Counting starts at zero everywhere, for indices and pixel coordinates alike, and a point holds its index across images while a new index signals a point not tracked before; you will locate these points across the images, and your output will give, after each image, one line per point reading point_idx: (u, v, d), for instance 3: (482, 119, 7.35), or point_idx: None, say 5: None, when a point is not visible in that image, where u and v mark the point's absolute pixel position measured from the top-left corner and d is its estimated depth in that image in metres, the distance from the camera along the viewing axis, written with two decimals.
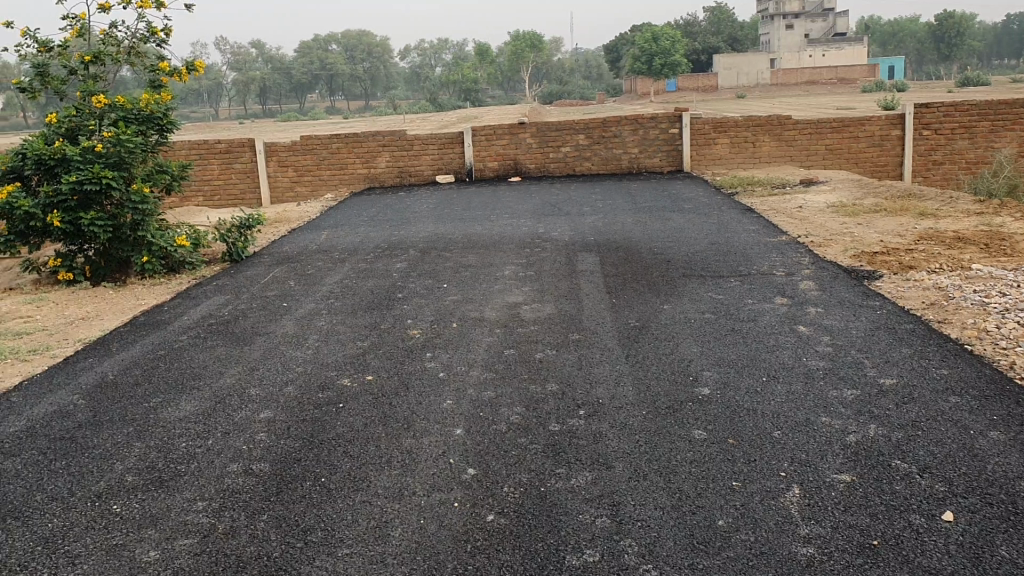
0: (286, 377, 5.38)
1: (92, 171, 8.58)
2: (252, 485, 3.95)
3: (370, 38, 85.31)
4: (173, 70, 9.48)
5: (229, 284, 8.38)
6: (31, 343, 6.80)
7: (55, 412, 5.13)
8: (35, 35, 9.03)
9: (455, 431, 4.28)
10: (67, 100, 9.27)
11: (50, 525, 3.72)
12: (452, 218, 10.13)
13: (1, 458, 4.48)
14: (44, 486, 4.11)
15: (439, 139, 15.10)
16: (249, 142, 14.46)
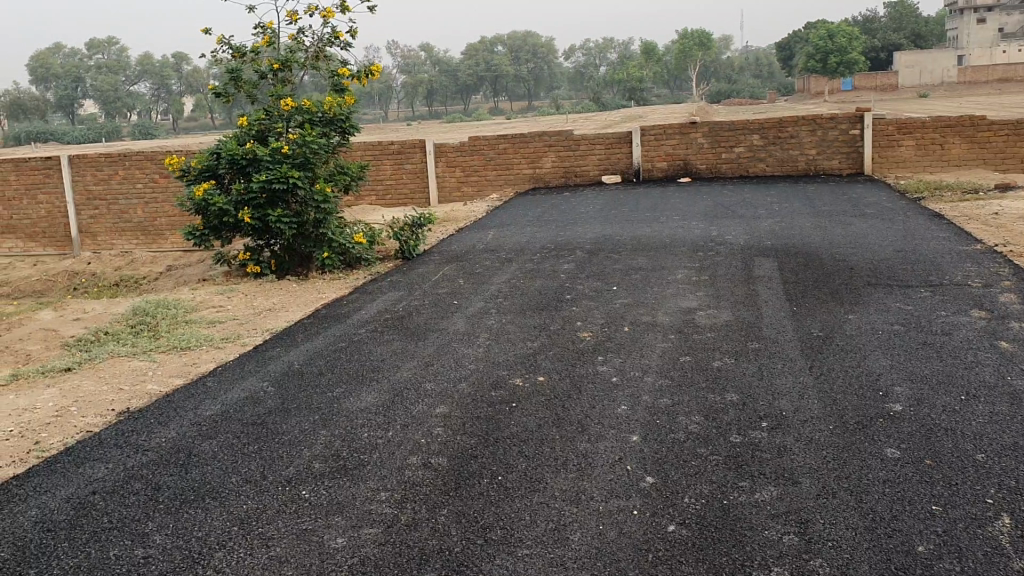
0: (460, 374, 5.47)
1: (281, 171, 9.07)
2: (431, 479, 4.03)
3: (536, 40, 86.17)
4: (355, 74, 9.84)
5: (402, 281, 8.62)
6: (224, 332, 7.23)
7: (247, 398, 5.43)
8: (230, 42, 9.58)
9: (632, 437, 4.23)
10: (257, 103, 9.80)
11: (246, 506, 3.92)
12: (621, 219, 10.05)
13: (201, 440, 4.77)
14: (239, 468, 4.35)
15: (606, 140, 15.05)
16: (420, 143, 14.80)
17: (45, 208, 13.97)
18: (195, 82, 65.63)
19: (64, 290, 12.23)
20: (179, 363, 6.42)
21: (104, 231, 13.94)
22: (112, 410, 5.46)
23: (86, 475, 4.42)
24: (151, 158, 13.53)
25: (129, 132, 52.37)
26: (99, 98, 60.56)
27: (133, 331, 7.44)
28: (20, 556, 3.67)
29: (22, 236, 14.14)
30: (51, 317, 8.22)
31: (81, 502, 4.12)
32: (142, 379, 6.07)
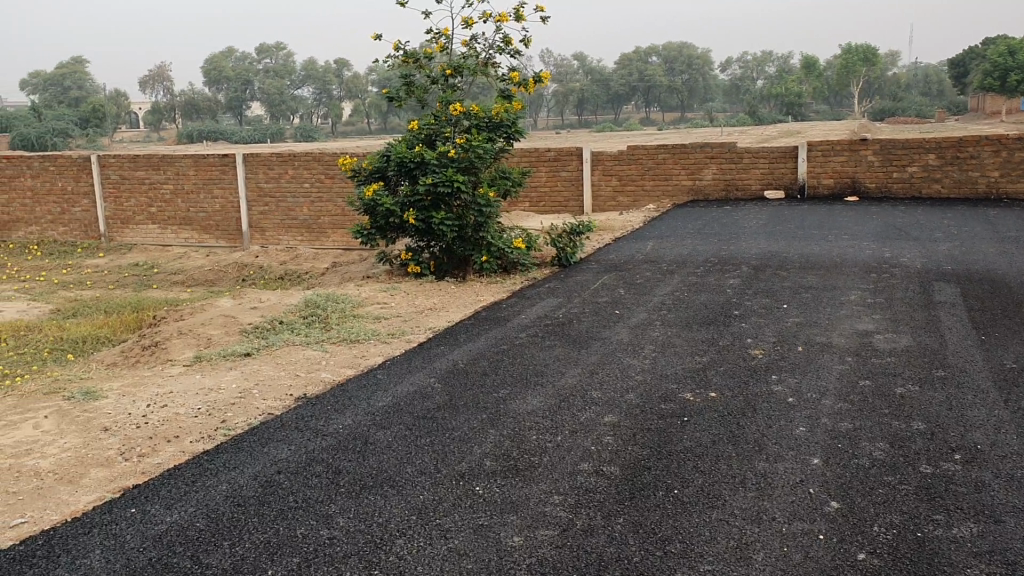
0: (627, 384, 5.42)
1: (447, 175, 9.30)
2: (605, 487, 4.00)
3: (691, 50, 85.00)
4: (523, 81, 9.93)
5: (561, 288, 8.65)
6: (390, 328, 7.45)
7: (417, 392, 5.56)
8: (405, 48, 9.87)
9: (812, 460, 4.08)
10: (427, 108, 10.07)
11: (422, 497, 4.01)
12: (786, 236, 9.77)
13: (375, 429, 4.91)
14: (414, 460, 4.45)
15: (770, 153, 14.69)
16: (577, 150, 14.82)
17: (219, 203, 14.76)
18: (355, 87, 68.08)
19: (233, 280, 12.90)
20: (349, 354, 6.65)
21: (272, 227, 14.60)
22: (290, 395, 5.71)
23: (270, 455, 4.63)
24: (319, 159, 14.04)
25: (292, 134, 54.84)
26: (266, 100, 63.70)
27: (305, 322, 7.78)
28: (214, 527, 3.88)
29: (197, 228, 14.99)
30: (229, 305, 8.69)
31: (267, 480, 4.32)
32: (316, 368, 6.33)
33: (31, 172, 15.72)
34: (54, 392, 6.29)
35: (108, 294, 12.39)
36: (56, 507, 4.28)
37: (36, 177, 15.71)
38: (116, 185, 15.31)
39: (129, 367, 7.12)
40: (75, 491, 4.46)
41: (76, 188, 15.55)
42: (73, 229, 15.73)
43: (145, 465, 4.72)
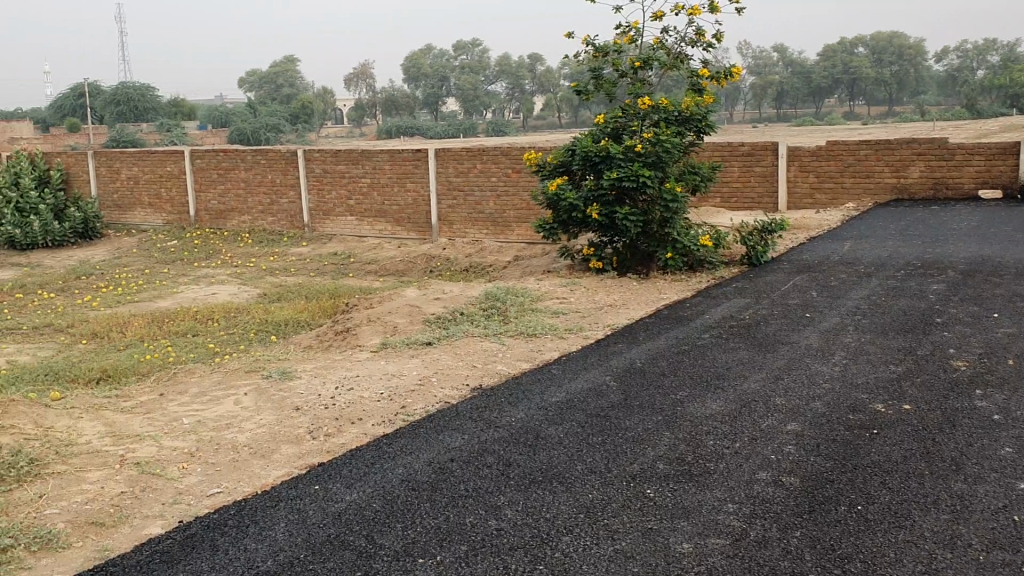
0: (814, 392, 5.16)
1: (632, 169, 9.22)
2: (783, 498, 3.82)
3: (902, 39, 79.80)
4: (715, 75, 9.68)
5: (748, 288, 8.36)
6: (569, 323, 7.46)
7: (591, 389, 5.53)
8: (596, 42, 9.88)
9: (1019, 485, 3.72)
10: (615, 102, 10.02)
11: (591, 496, 3.98)
12: (1002, 239, 9.00)
13: (547, 424, 4.94)
14: (584, 457, 4.43)
15: (987, 150, 13.59)
16: (771, 145, 14.25)
17: (412, 196, 15.30)
18: (547, 82, 68.61)
19: (422, 271, 13.34)
20: (527, 348, 6.71)
21: (460, 220, 14.95)
22: (467, 384, 5.84)
23: (445, 442, 4.75)
24: (507, 153, 14.25)
25: (486, 128, 55.98)
26: (462, 96, 65.35)
27: (486, 314, 7.92)
28: (389, 509, 4.04)
29: (391, 220, 15.61)
30: (415, 295, 8.99)
31: (440, 467, 4.44)
32: (493, 359, 6.43)
33: (245, 166, 16.91)
34: (254, 371, 6.73)
35: (308, 281, 13.15)
36: (249, 479, 4.61)
37: (249, 170, 16.88)
38: (319, 177, 16.20)
39: (321, 350, 7.51)
40: (266, 466, 4.77)
41: (284, 181, 16.59)
42: (280, 219, 16.77)
43: (330, 444, 4.96)
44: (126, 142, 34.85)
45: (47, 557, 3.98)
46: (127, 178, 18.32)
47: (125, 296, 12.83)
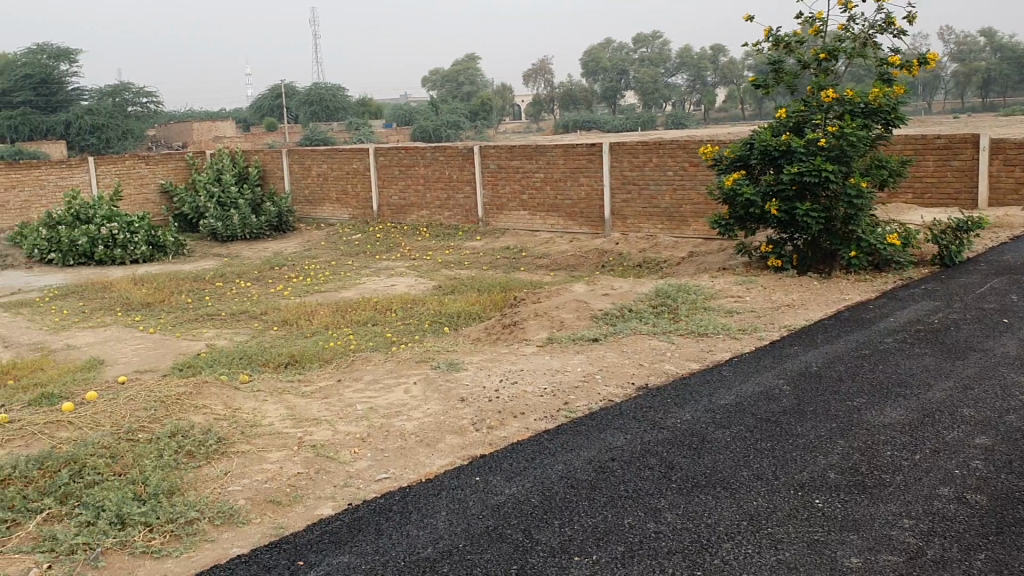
0: (1009, 405, 4.76)
1: (814, 164, 8.83)
2: (967, 516, 3.55)
3: None
4: (907, 63, 9.12)
5: (940, 290, 7.82)
6: (742, 323, 7.23)
7: (762, 392, 5.34)
8: (777, 32, 9.53)
9: None
10: (797, 94, 9.63)
11: (756, 503, 3.86)
12: None
13: (713, 427, 4.81)
14: (750, 463, 4.29)
15: None
16: (972, 138, 13.09)
17: (585, 190, 15.31)
18: (730, 73, 66.75)
19: (595, 266, 13.30)
20: (697, 348, 6.57)
21: (633, 215, 14.80)
22: (632, 382, 5.82)
23: (606, 442, 4.74)
24: (684, 147, 14.02)
25: (664, 121, 55.15)
26: (641, 89, 64.68)
27: (655, 312, 7.82)
28: (548, 505, 4.06)
29: (564, 215, 15.67)
30: (584, 290, 8.98)
31: (601, 466, 4.43)
32: (661, 358, 6.34)
33: (424, 162, 17.46)
34: (424, 361, 6.92)
35: (481, 274, 13.41)
36: (414, 467, 4.75)
37: (428, 166, 17.42)
38: (495, 173, 16.50)
39: (490, 343, 7.62)
40: (432, 454, 4.90)
41: (460, 176, 17.00)
42: (456, 214, 17.19)
43: (493, 437, 5.05)
44: (318, 139, 36.72)
45: (230, 531, 4.27)
46: (317, 174, 19.31)
47: (311, 286, 13.53)
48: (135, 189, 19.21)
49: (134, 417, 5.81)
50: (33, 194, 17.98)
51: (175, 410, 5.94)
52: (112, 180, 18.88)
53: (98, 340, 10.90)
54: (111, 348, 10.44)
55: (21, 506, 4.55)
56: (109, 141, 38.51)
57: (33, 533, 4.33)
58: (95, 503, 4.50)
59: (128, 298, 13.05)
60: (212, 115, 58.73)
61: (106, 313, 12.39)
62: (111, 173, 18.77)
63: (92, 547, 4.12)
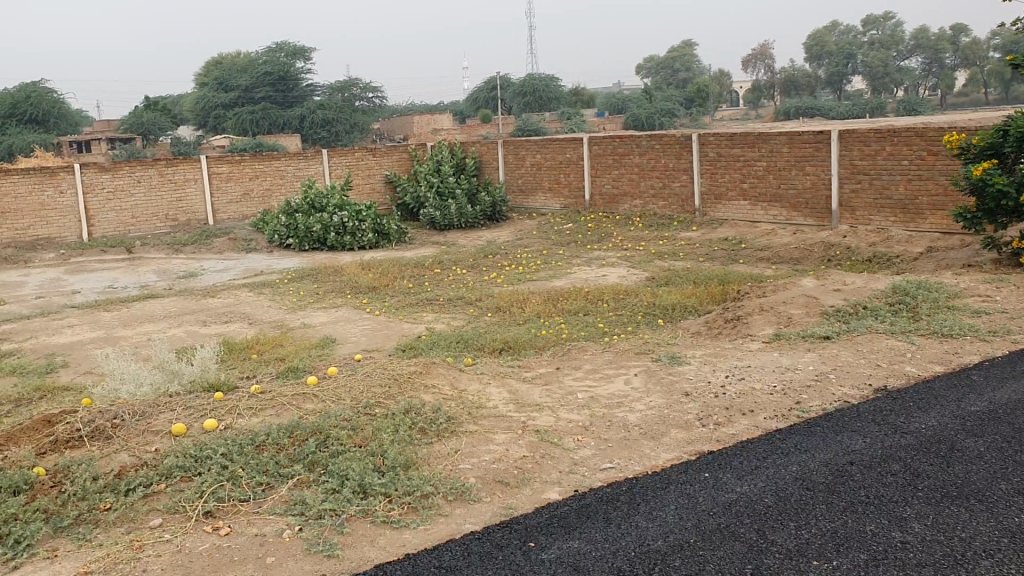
0: None
1: None
2: None
3: None
4: None
5: None
6: (993, 324, 6.67)
7: (1019, 400, 4.92)
8: None
9: None
10: None
11: (1018, 520, 3.59)
12: None
13: (964, 435, 4.49)
14: (1010, 476, 3.98)
15: None
16: None
17: (810, 180, 14.67)
18: None
19: (819, 259, 12.72)
20: (941, 350, 6.14)
21: (863, 207, 14.01)
22: (869, 384, 5.56)
23: (844, 445, 4.55)
24: (922, 134, 13.08)
25: (894, 107, 51.44)
26: (870, 74, 60.76)
27: (892, 310, 7.37)
28: (781, 506, 3.94)
29: (787, 205, 15.10)
30: (812, 285, 8.60)
31: (839, 469, 4.25)
32: (901, 359, 5.99)
33: (640, 151, 17.37)
34: (644, 353, 6.89)
35: (697, 266, 13.16)
36: (640, 458, 4.76)
37: (644, 155, 17.31)
38: (713, 161, 16.16)
39: (712, 337, 7.48)
40: (657, 447, 4.89)
41: (677, 165, 16.78)
42: (672, 204, 16.96)
43: (720, 435, 4.99)
44: (529, 130, 37.28)
45: (462, 508, 4.44)
46: (532, 164, 19.63)
47: (525, 274, 13.80)
48: (362, 180, 20.33)
49: (372, 393, 6.16)
50: (274, 183, 19.43)
51: (408, 388, 6.24)
52: (343, 170, 20.06)
53: (331, 320, 11.63)
54: (342, 328, 11.11)
55: (274, 471, 4.93)
56: (338, 133, 41.06)
57: (285, 497, 4.68)
58: (339, 472, 4.81)
59: (357, 282, 13.84)
60: (431, 107, 61.13)
61: (337, 295, 13.21)
62: (342, 164, 19.97)
63: (338, 513, 4.40)
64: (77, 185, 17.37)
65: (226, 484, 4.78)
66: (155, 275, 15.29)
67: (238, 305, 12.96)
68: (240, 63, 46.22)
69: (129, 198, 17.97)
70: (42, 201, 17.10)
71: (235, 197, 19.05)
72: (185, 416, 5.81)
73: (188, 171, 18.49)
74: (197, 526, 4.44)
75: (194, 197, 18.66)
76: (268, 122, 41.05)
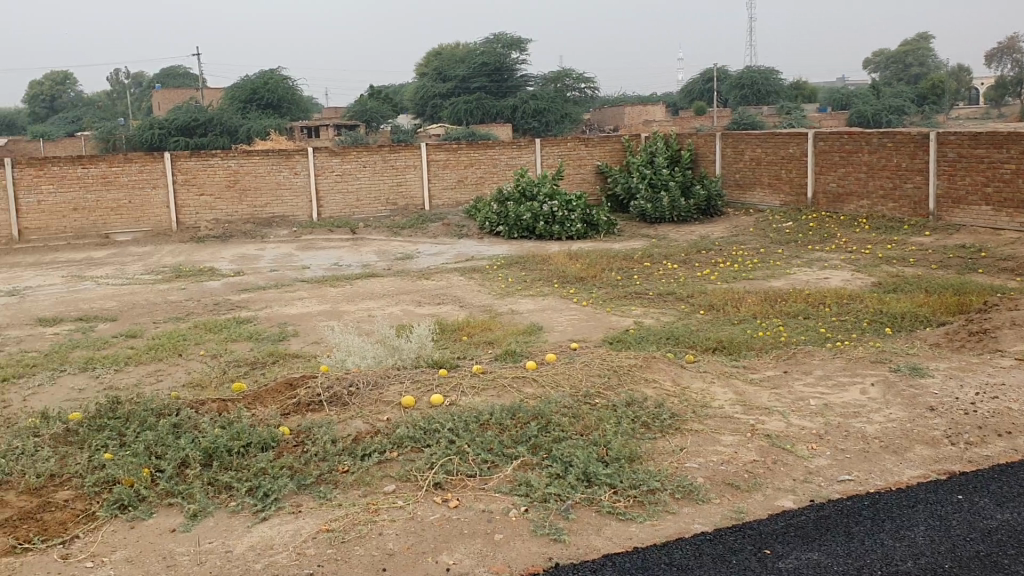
0: None
1: None
2: None
3: None
4: None
5: None
6: None
7: None
8: None
9: None
10: None
11: None
12: None
13: None
14: None
15: None
16: None
17: None
18: None
19: None
20: None
21: None
22: None
23: None
24: None
25: None
26: None
27: None
28: None
29: None
30: None
31: None
32: None
33: (870, 149, 16.43)
34: (879, 362, 6.48)
35: (929, 274, 12.28)
36: (882, 473, 4.50)
37: (874, 153, 16.36)
38: (953, 162, 15.03)
39: (955, 350, 6.94)
40: (900, 463, 4.61)
41: (911, 165, 15.73)
42: (903, 206, 15.92)
43: (972, 455, 4.65)
44: (746, 123, 36.17)
45: (690, 507, 4.35)
46: (751, 159, 19.04)
47: (740, 273, 13.38)
48: (574, 170, 20.42)
49: (592, 382, 6.16)
50: (489, 171, 19.87)
51: (628, 381, 6.19)
52: (555, 160, 20.24)
53: (539, 308, 11.74)
54: (550, 316, 11.18)
55: (499, 450, 5.01)
56: (549, 124, 41.41)
57: (510, 477, 4.74)
58: (563, 458, 4.81)
59: (566, 272, 13.91)
60: (643, 101, 60.46)
61: (545, 285, 13.34)
62: (555, 153, 20.13)
63: (563, 498, 4.41)
64: (309, 167, 18.50)
65: (454, 458, 4.90)
66: (375, 256, 16.05)
67: (450, 288, 13.35)
68: (460, 54, 47.70)
69: (355, 182, 18.95)
70: (278, 180, 18.35)
71: (451, 183, 19.66)
72: (413, 390, 6.03)
73: (409, 158, 19.25)
74: (428, 496, 4.57)
75: (414, 182, 19.43)
76: (483, 111, 42.15)
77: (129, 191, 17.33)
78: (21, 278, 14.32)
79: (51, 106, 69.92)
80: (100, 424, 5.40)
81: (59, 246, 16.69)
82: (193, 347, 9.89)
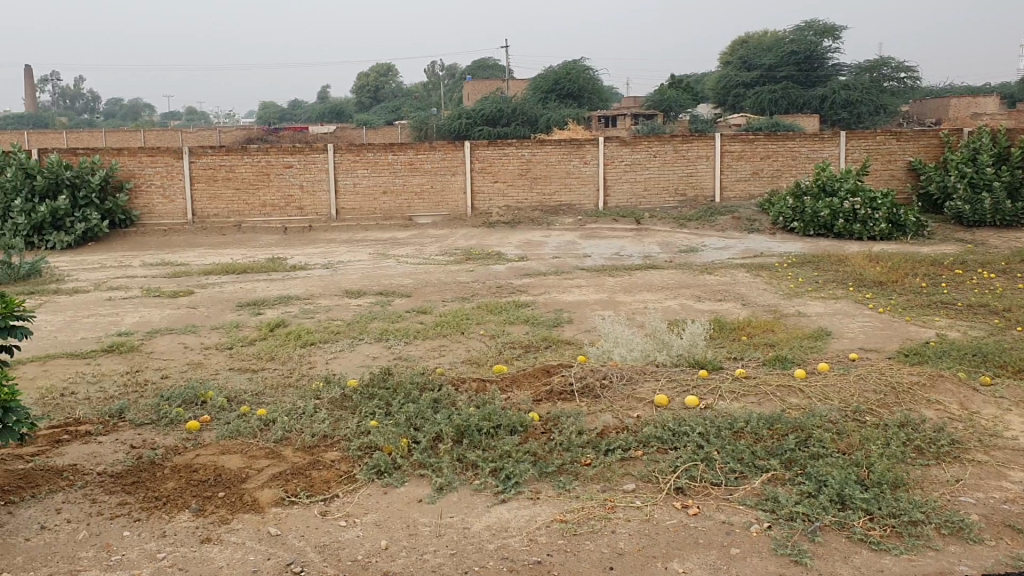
0: None
1: None
2: None
3: None
4: None
5: None
6: None
7: None
8: None
9: None
10: None
11: None
12: None
13: None
14: None
15: None
16: None
17: None
18: None
19: None
20: None
21: None
22: None
23: None
24: None
25: None
26: None
27: None
28: None
29: None
30: None
31: None
32: None
33: None
34: None
35: None
36: None
37: None
38: None
39: None
40: None
41: None
42: None
43: None
44: None
45: (957, 546, 3.91)
46: None
47: None
48: (882, 165, 18.95)
49: (864, 397, 5.73)
50: (786, 164, 18.99)
51: (906, 400, 5.69)
52: (861, 154, 18.87)
53: (828, 312, 11.07)
54: (839, 322, 10.51)
55: (749, 460, 4.77)
56: (860, 115, 39.11)
57: (757, 489, 4.50)
58: (817, 476, 4.49)
59: (861, 274, 13.03)
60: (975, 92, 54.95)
61: (838, 287, 12.53)
62: (861, 147, 18.77)
63: (811, 519, 4.12)
64: (599, 157, 18.74)
65: (700, 464, 4.75)
66: (658, 247, 15.98)
67: (733, 285, 12.96)
68: (766, 42, 45.97)
69: (644, 172, 18.93)
70: (569, 169, 18.77)
71: (745, 175, 19.04)
72: (668, 389, 5.93)
73: (701, 149, 18.88)
74: (667, 499, 4.46)
75: (705, 173, 19.04)
76: (787, 102, 40.34)
77: (431, 176, 18.50)
78: (335, 253, 15.80)
79: (376, 96, 76.51)
80: (371, 392, 5.81)
81: (369, 225, 18.23)
82: (475, 326, 10.38)
